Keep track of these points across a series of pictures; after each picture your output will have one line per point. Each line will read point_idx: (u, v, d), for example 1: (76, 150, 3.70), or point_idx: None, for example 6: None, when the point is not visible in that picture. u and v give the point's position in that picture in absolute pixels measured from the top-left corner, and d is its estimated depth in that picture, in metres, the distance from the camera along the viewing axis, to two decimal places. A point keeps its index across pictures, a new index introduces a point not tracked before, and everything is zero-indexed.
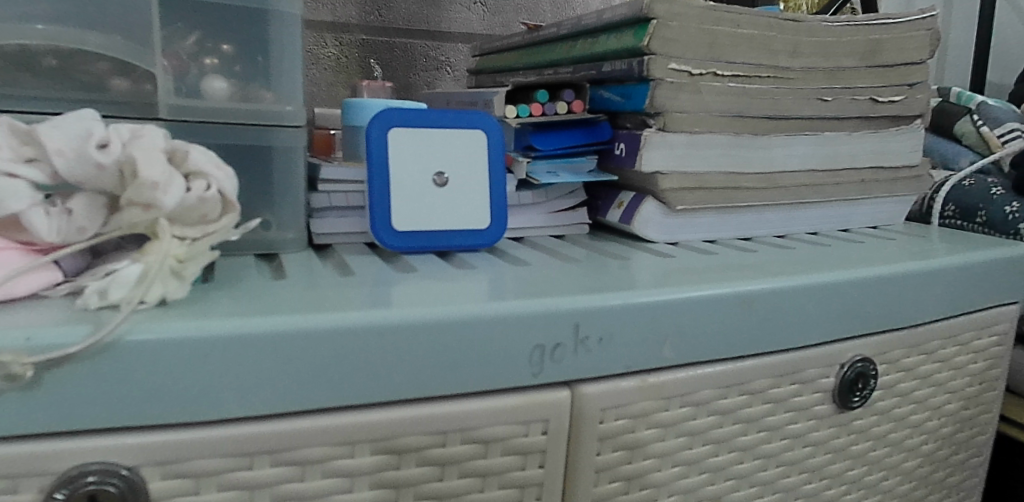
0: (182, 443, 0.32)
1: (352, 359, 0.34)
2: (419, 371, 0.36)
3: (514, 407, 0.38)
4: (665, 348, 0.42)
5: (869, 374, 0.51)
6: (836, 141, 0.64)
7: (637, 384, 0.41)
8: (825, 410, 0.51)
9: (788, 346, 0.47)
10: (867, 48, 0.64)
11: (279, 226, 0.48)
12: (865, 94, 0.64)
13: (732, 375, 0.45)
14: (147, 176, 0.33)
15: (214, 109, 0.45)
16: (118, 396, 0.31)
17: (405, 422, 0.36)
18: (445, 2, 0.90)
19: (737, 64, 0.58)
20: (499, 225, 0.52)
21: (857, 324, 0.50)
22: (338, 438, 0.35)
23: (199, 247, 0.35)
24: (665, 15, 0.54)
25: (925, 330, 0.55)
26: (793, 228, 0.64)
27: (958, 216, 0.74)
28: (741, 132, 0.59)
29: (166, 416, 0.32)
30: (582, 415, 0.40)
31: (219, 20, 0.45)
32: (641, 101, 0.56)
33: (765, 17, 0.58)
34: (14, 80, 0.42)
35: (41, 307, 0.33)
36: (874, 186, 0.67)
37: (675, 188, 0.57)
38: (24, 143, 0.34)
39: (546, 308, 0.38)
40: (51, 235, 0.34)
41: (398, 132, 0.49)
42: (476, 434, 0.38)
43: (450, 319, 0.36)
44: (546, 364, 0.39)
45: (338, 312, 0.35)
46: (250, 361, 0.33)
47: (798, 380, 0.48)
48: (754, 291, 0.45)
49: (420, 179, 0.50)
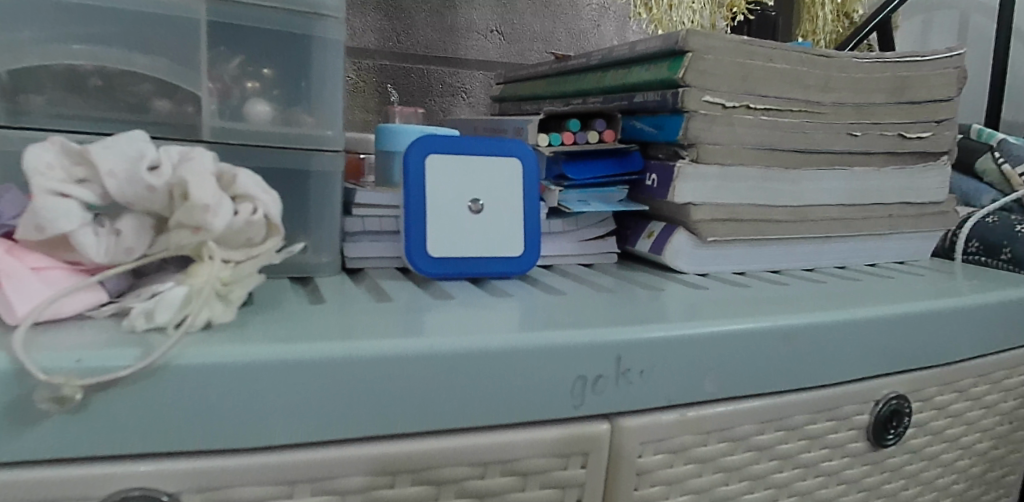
0: (225, 470, 0.32)
1: (397, 388, 0.34)
2: (461, 400, 0.35)
3: (555, 440, 0.38)
4: (706, 381, 0.42)
5: (903, 412, 0.51)
6: (865, 176, 0.64)
7: (677, 418, 0.41)
8: (859, 447, 0.50)
9: (826, 382, 0.47)
10: (896, 84, 0.64)
11: (315, 249, 0.48)
12: (893, 130, 0.65)
13: (770, 411, 0.44)
14: (197, 198, 0.33)
15: (256, 132, 0.45)
16: (162, 421, 0.30)
17: (445, 453, 0.35)
18: (463, 29, 0.91)
19: (770, 98, 0.58)
20: (532, 253, 0.52)
21: (894, 361, 0.50)
22: (378, 467, 0.34)
23: (243, 270, 0.36)
24: (700, 48, 0.54)
25: (958, 367, 0.54)
26: (821, 261, 0.64)
27: (982, 253, 0.74)
28: (772, 166, 0.59)
29: (209, 442, 0.31)
30: (621, 450, 0.39)
31: (263, 45, 0.45)
32: (674, 132, 0.56)
33: (797, 51, 0.58)
34: (63, 101, 0.42)
35: (87, 328, 0.32)
36: (901, 221, 0.67)
37: (707, 220, 0.57)
38: (76, 163, 0.33)
39: (589, 339, 0.38)
40: (99, 256, 0.33)
41: (435, 159, 0.49)
42: (516, 466, 0.37)
43: (495, 349, 0.36)
44: (587, 395, 0.38)
45: (383, 339, 0.34)
46: (296, 388, 0.32)
47: (834, 416, 0.48)
48: (793, 326, 0.44)
49: (455, 206, 0.50)
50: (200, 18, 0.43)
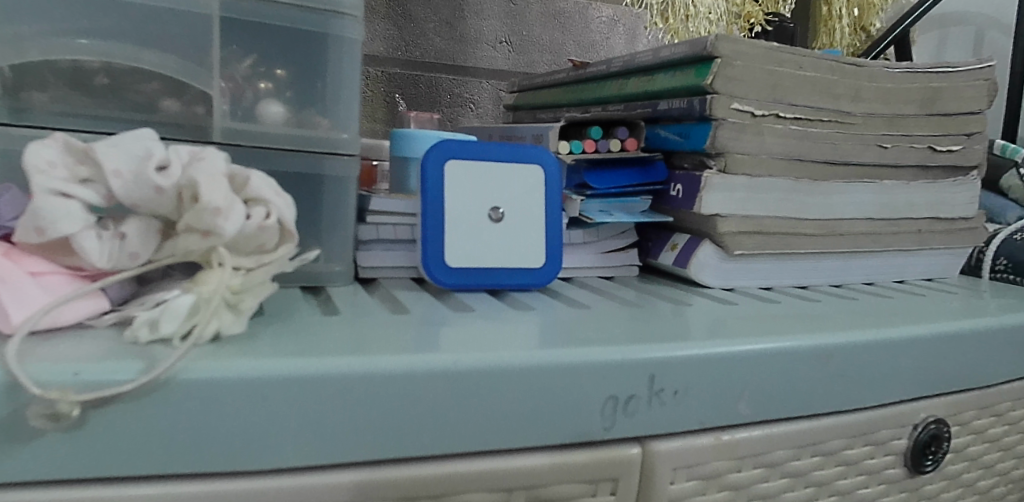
0: (230, 495, 0.29)
1: (417, 408, 0.32)
2: (485, 421, 0.33)
3: (583, 464, 0.35)
4: (742, 403, 0.39)
5: (942, 436, 0.48)
6: (895, 190, 0.62)
7: (711, 442, 0.38)
8: (895, 474, 0.48)
9: (864, 405, 0.44)
10: (926, 95, 0.62)
11: (327, 258, 0.46)
12: (923, 142, 0.63)
13: (807, 435, 0.42)
14: (208, 201, 0.31)
15: (268, 134, 0.43)
16: (166, 441, 0.28)
17: (466, 478, 0.33)
18: (472, 39, 0.89)
19: (800, 106, 0.56)
20: (554, 264, 0.49)
21: (933, 383, 0.48)
22: (396, 492, 0.32)
23: (255, 278, 0.33)
24: (729, 54, 0.52)
25: (997, 390, 0.52)
26: (848, 278, 0.62)
27: (1010, 271, 0.72)
28: (801, 178, 0.57)
29: (216, 464, 0.29)
30: (653, 475, 0.37)
31: (278, 44, 0.43)
32: (700, 141, 0.54)
33: (828, 59, 0.56)
34: (66, 98, 0.40)
35: (86, 338, 0.30)
36: (931, 237, 0.65)
37: (734, 233, 0.54)
38: (79, 161, 0.31)
39: (620, 356, 0.35)
40: (101, 261, 0.31)
41: (455, 164, 0.47)
42: (541, 492, 0.35)
43: (521, 366, 0.33)
44: (618, 417, 0.36)
45: (403, 354, 0.32)
46: (309, 406, 0.30)
47: (872, 441, 0.45)
48: (830, 346, 0.42)
49: (474, 214, 0.48)
50: (212, 13, 0.41)
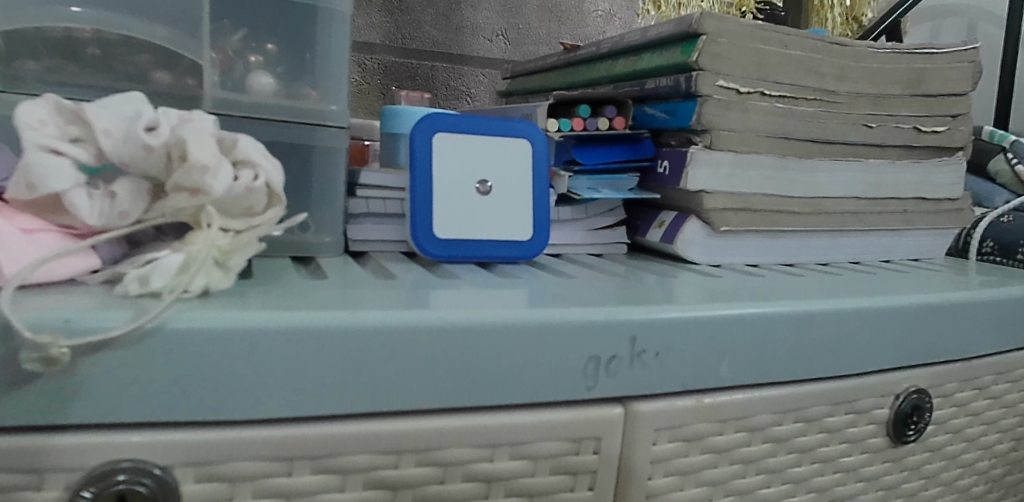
0: (219, 444, 0.30)
1: (403, 363, 0.32)
2: (469, 377, 0.34)
3: (568, 422, 0.36)
4: (724, 367, 0.40)
5: (924, 407, 0.49)
6: (880, 169, 0.62)
7: (693, 404, 0.39)
8: (878, 443, 0.48)
9: (846, 373, 0.45)
10: (911, 76, 0.63)
11: (317, 229, 0.46)
12: (909, 122, 0.63)
13: (789, 400, 0.43)
14: (196, 159, 0.31)
15: (257, 104, 0.44)
16: (154, 389, 0.29)
17: (451, 433, 0.34)
18: (469, 32, 0.90)
19: (785, 85, 0.57)
20: (542, 237, 0.50)
21: (914, 353, 0.48)
22: (383, 446, 0.33)
23: (243, 240, 0.34)
24: (714, 31, 0.53)
25: (980, 363, 0.53)
26: (835, 256, 0.62)
27: (998, 253, 0.73)
28: (787, 155, 0.57)
29: (204, 413, 0.30)
30: (636, 435, 0.38)
31: (267, 19, 0.45)
32: (686, 118, 0.55)
33: (812, 39, 0.57)
34: (58, 67, 0.41)
35: (76, 292, 0.31)
36: (917, 217, 0.66)
37: (720, 209, 0.55)
38: (69, 122, 0.32)
39: (602, 317, 0.36)
40: (92, 218, 0.32)
41: (442, 137, 0.48)
42: (526, 450, 0.35)
43: (505, 324, 0.34)
44: (601, 377, 0.36)
45: (388, 311, 0.33)
46: (295, 360, 0.30)
47: (854, 409, 0.46)
48: (811, 312, 0.43)
49: (463, 187, 0.48)
50: None
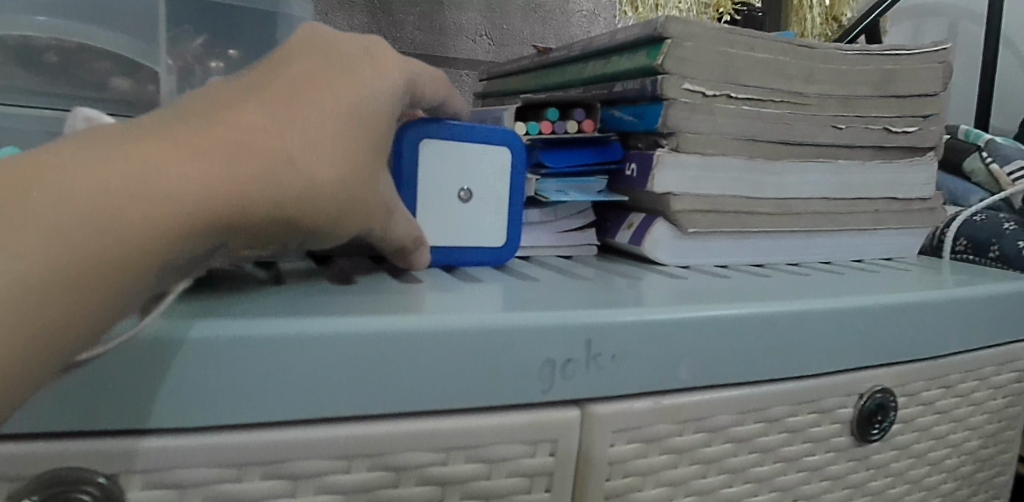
0: (167, 450, 0.30)
1: (357, 369, 0.32)
2: (424, 381, 0.34)
3: (524, 425, 0.36)
4: (682, 369, 0.40)
5: (889, 406, 0.49)
6: (850, 170, 0.63)
7: (651, 406, 0.39)
8: (842, 442, 0.49)
9: (807, 373, 0.45)
10: (880, 77, 0.63)
11: None
12: (878, 123, 0.64)
13: (750, 400, 0.43)
14: None
15: None
16: (100, 398, 0.29)
17: (404, 437, 0.34)
18: (452, 32, 0.90)
19: (752, 87, 0.57)
20: (513, 244, 0.51)
21: (879, 354, 0.49)
22: (336, 451, 0.33)
23: None
24: (679, 35, 0.53)
25: (947, 362, 0.53)
26: (805, 256, 0.63)
27: (971, 251, 0.73)
28: (755, 157, 0.58)
29: (152, 421, 0.30)
30: (592, 437, 0.38)
31: None
32: (653, 121, 0.55)
33: (780, 42, 0.58)
34: None
35: None
36: (887, 217, 0.66)
37: (687, 211, 0.55)
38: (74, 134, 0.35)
39: (557, 321, 0.36)
40: None
41: (430, 144, 0.47)
42: (481, 453, 0.36)
43: (459, 329, 0.34)
44: (556, 380, 0.37)
45: (341, 318, 0.33)
46: (244, 367, 0.31)
47: (818, 409, 0.47)
48: (772, 313, 0.43)
49: (440, 194, 0.48)
50: None
